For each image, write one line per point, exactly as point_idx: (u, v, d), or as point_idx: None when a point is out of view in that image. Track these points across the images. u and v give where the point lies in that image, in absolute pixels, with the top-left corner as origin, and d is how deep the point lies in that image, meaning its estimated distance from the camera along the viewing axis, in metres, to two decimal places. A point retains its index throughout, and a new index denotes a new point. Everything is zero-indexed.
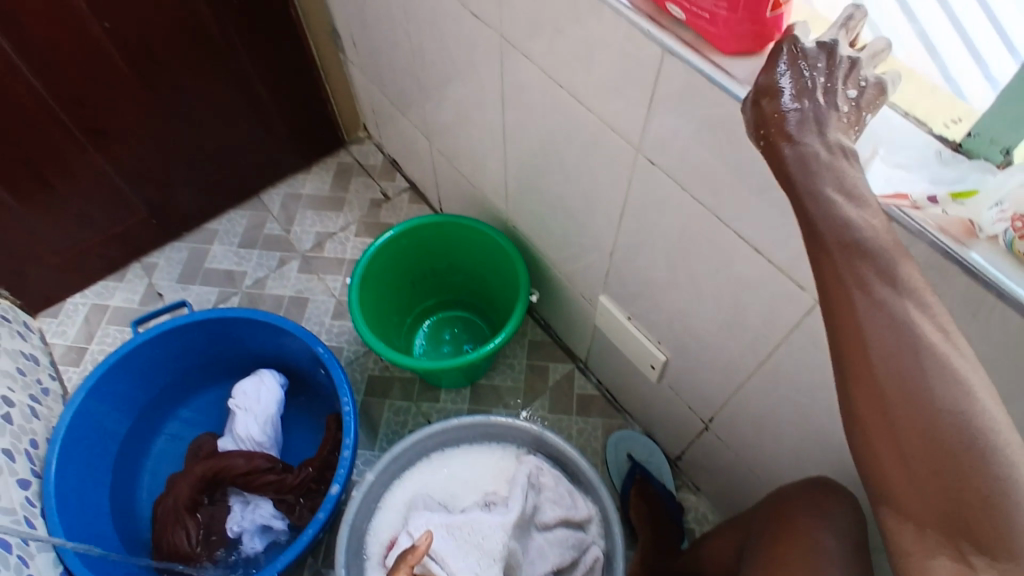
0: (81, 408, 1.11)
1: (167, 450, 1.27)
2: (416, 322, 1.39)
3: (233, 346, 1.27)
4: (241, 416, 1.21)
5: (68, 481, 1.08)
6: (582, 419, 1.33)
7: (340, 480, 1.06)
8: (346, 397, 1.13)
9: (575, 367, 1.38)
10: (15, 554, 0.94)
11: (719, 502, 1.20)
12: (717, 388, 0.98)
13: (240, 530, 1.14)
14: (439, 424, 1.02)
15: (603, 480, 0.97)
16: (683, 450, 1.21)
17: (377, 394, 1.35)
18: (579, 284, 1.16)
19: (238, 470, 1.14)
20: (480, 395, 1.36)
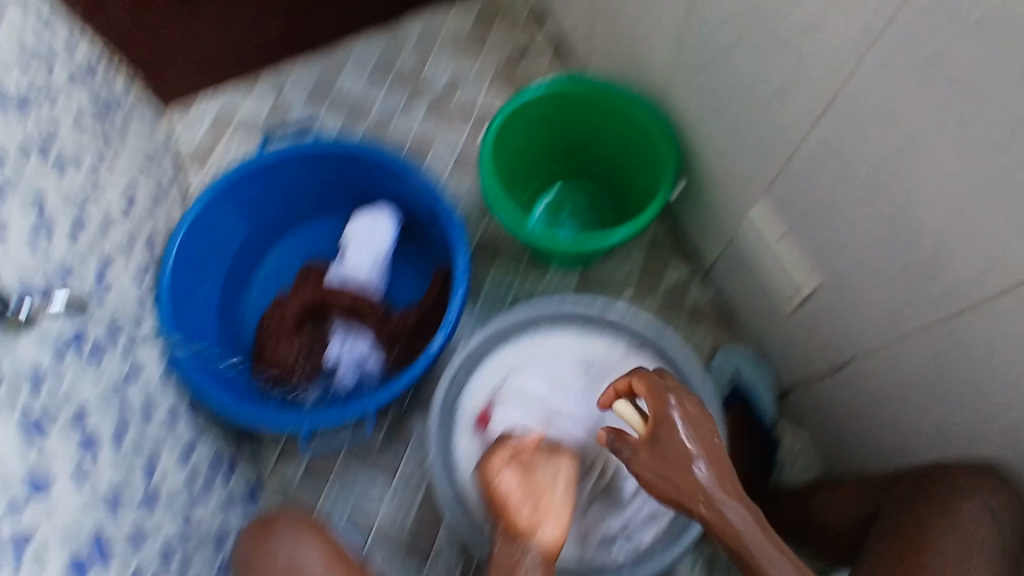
0: (203, 213, 1.12)
1: (276, 269, 1.28)
2: (540, 191, 1.31)
3: (352, 180, 1.24)
4: (352, 251, 1.19)
5: (183, 279, 1.11)
6: (690, 329, 1.25)
7: (443, 332, 1.05)
8: (460, 255, 1.09)
9: (695, 274, 1.29)
10: (122, 344, 0.95)
11: (820, 445, 1.13)
12: (873, 332, 0.88)
13: (336, 360, 1.14)
14: (553, 301, 1.00)
15: (712, 397, 0.93)
16: (797, 384, 1.13)
17: (484, 257, 1.31)
18: (732, 187, 1.04)
19: (342, 303, 1.16)
20: (588, 281, 1.30)
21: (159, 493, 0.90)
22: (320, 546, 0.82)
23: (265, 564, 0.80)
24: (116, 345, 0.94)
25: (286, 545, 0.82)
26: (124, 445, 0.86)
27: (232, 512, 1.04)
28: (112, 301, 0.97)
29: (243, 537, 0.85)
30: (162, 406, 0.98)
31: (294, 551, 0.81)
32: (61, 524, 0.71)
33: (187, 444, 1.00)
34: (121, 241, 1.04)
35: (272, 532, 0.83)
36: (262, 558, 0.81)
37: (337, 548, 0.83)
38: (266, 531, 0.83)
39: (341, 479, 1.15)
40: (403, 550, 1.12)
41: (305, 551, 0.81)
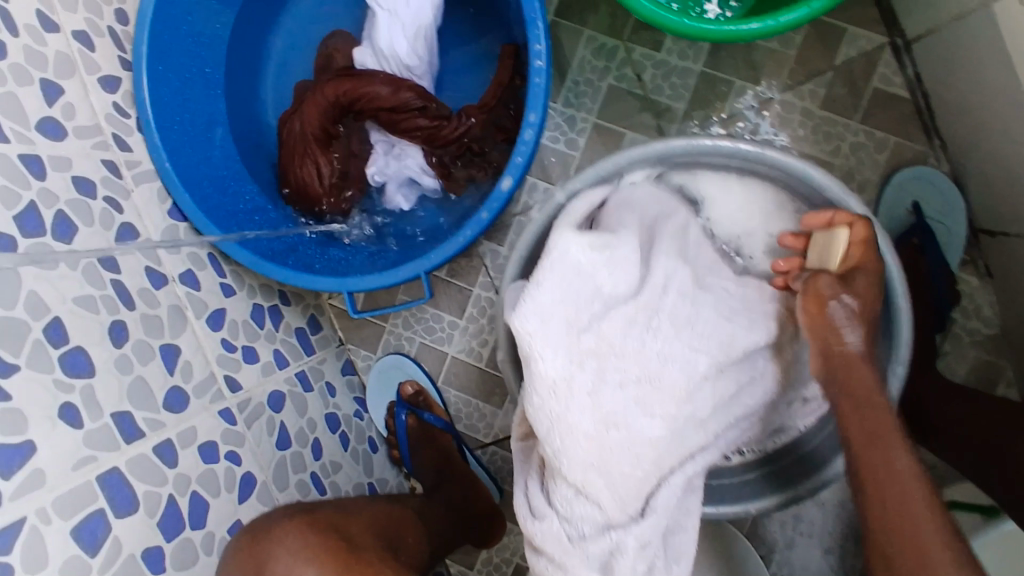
0: None
1: (291, 47, 0.96)
2: None
3: None
4: (385, 22, 0.84)
5: (171, 82, 0.83)
6: (865, 131, 0.88)
7: (515, 172, 0.75)
8: (539, 44, 0.73)
9: (887, 45, 0.87)
10: (101, 199, 0.72)
11: (1015, 306, 0.85)
12: None
13: (383, 181, 0.91)
14: (682, 142, 0.65)
15: (906, 292, 0.64)
16: (1009, 232, 0.81)
17: (572, 19, 0.92)
18: None
19: (379, 104, 0.85)
20: (723, 55, 0.90)
21: (190, 367, 0.74)
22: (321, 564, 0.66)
23: None
24: (93, 204, 0.71)
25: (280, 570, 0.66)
26: (127, 342, 0.68)
27: (290, 357, 0.92)
28: (76, 137, 0.72)
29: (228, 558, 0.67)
30: (176, 266, 0.78)
31: None
32: (60, 484, 0.57)
33: (220, 303, 0.83)
34: (75, 38, 0.75)
35: (261, 568, 0.66)
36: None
37: (335, 564, 0.67)
38: (253, 566, 0.66)
39: (404, 315, 1.03)
40: (478, 391, 1.02)
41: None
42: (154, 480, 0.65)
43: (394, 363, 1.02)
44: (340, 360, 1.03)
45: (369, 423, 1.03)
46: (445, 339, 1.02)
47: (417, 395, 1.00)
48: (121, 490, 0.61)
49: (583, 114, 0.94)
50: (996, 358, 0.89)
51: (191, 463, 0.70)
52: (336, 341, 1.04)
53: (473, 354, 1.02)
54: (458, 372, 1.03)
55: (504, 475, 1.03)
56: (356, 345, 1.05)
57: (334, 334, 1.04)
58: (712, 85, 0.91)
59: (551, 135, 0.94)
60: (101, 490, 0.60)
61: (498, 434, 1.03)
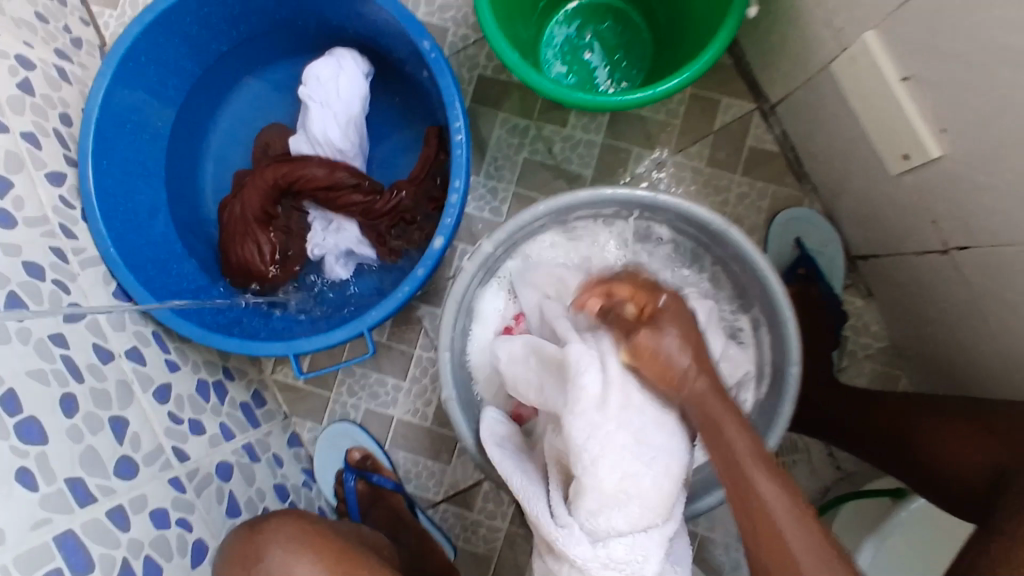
0: (118, 84, 0.86)
1: (228, 142, 1.03)
2: (550, 12, 1.00)
3: (308, 14, 0.93)
4: (317, 112, 0.93)
5: (115, 174, 0.88)
6: (747, 182, 1.02)
7: (445, 232, 0.83)
8: (458, 122, 0.84)
9: (755, 111, 1.01)
10: (49, 281, 0.75)
11: (895, 320, 0.97)
12: (1006, 225, 0.66)
13: (322, 255, 0.96)
14: (586, 192, 0.75)
15: (791, 306, 0.74)
16: (876, 255, 0.94)
17: (487, 103, 1.04)
18: (834, 5, 0.74)
19: (316, 184, 0.92)
20: (620, 126, 1.03)
21: (138, 438, 0.76)
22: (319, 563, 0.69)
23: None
24: (42, 286, 0.74)
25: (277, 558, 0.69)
26: (77, 413, 0.70)
27: (237, 430, 0.93)
28: (26, 226, 0.76)
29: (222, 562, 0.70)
30: (122, 344, 0.81)
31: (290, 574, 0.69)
32: (20, 544, 0.58)
33: (165, 377, 0.85)
34: (22, 138, 0.80)
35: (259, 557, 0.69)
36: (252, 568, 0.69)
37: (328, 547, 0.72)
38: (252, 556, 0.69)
39: (349, 383, 1.06)
40: (426, 450, 1.05)
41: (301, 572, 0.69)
42: (108, 543, 0.66)
43: (340, 431, 1.05)
44: (286, 433, 1.04)
45: (318, 494, 1.04)
46: (390, 403, 1.06)
47: (364, 460, 1.03)
48: (77, 553, 0.62)
49: (504, 184, 1.04)
50: (889, 368, 1.00)
51: (143, 528, 0.70)
52: (281, 415, 1.05)
53: (419, 415, 1.06)
54: (406, 434, 1.06)
55: (458, 531, 1.05)
56: (301, 418, 1.07)
57: (278, 408, 1.06)
58: (614, 152, 1.03)
59: (477, 204, 1.04)
60: (59, 552, 0.61)
61: (449, 490, 1.05)
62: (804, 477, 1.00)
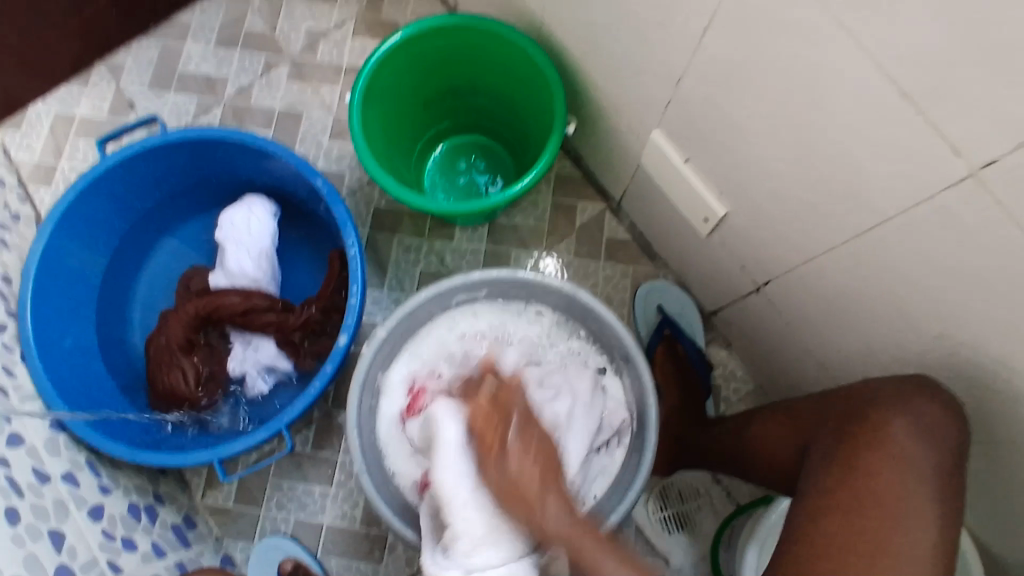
0: (53, 243, 0.99)
1: (155, 287, 1.15)
2: (427, 150, 1.22)
3: (221, 172, 1.11)
4: (232, 250, 1.08)
5: (50, 320, 0.99)
6: (611, 266, 1.20)
7: (348, 331, 0.96)
8: (350, 239, 1.00)
9: (606, 209, 1.23)
10: None
11: (753, 362, 1.12)
12: (782, 256, 0.85)
13: (243, 372, 1.07)
14: (460, 277, 0.91)
15: (639, 348, 0.88)
16: (720, 308, 1.11)
17: (384, 229, 1.21)
18: (628, 116, 0.98)
19: (233, 309, 1.04)
20: (499, 234, 1.22)
21: (75, 548, 0.81)
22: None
23: None
24: None
25: None
26: (20, 522, 0.76)
27: (169, 548, 0.97)
28: None
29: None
30: (58, 468, 0.88)
31: None
32: None
33: (98, 498, 0.91)
34: None
35: None
36: None
37: None
38: None
39: (277, 497, 1.11)
40: (357, 552, 1.09)
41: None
42: None
43: (272, 544, 1.08)
44: (218, 554, 1.07)
45: None
46: (319, 510, 1.11)
47: (296, 568, 1.05)
48: None
49: (405, 294, 1.19)
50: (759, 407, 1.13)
51: None
52: (212, 538, 1.09)
53: (347, 518, 1.11)
54: (336, 538, 1.10)
55: None
56: (232, 538, 1.10)
57: (209, 531, 1.09)
58: (496, 256, 1.21)
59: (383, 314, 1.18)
60: None
61: None
62: (709, 519, 1.09)
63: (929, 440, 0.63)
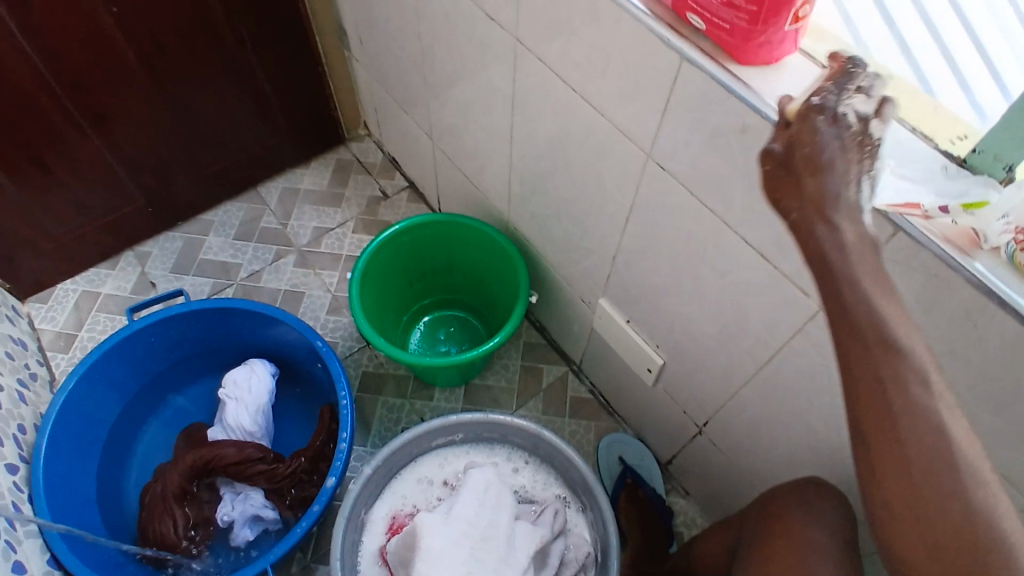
0: (74, 396, 1.10)
1: (155, 444, 1.25)
2: (412, 321, 1.41)
3: (230, 338, 1.27)
4: (233, 406, 1.19)
5: (59, 467, 1.07)
6: (575, 421, 1.34)
7: (336, 472, 1.06)
8: (343, 391, 1.13)
9: (568, 371, 1.39)
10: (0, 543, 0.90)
11: (709, 507, 1.21)
12: (713, 395, 1.00)
13: (230, 520, 1.13)
14: (440, 420, 1.03)
15: (599, 483, 0.98)
16: (674, 455, 1.23)
17: (370, 390, 1.35)
18: (579, 288, 1.19)
19: (228, 459, 1.13)
20: (474, 393, 1.36)
21: None
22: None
23: None
24: None
25: None
26: None
27: None
28: None
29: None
30: None
31: None
32: None
33: None
34: None
35: None
36: None
37: None
38: None
39: None
40: None
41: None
42: None
43: None
44: None
45: None
46: None
47: None
48: None
49: None
50: None
51: None
52: None
53: None
54: None
55: None
56: None
57: None
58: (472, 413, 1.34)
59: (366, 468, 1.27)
60: None
61: None
62: None
63: (825, 526, 0.74)
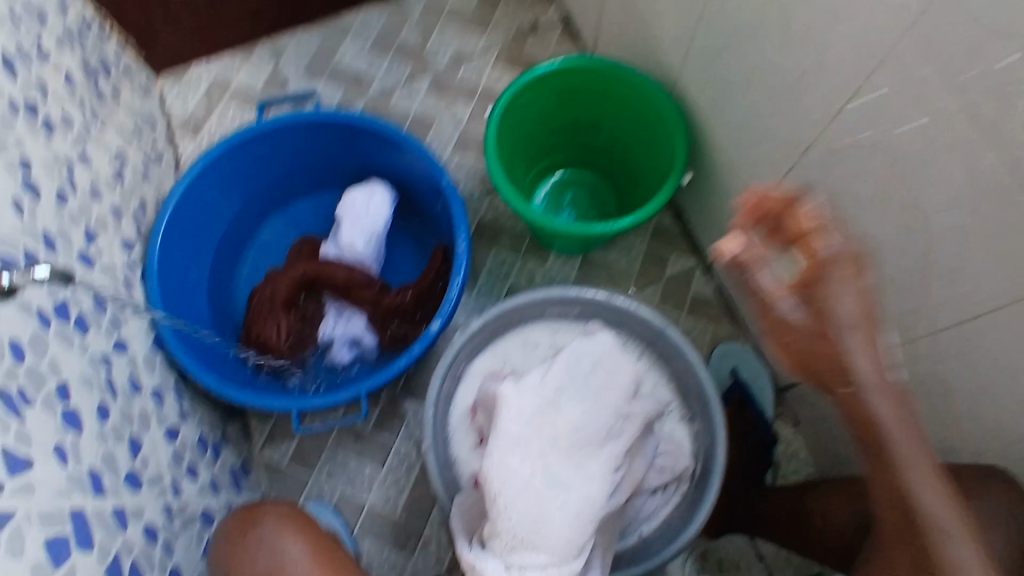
0: (195, 185, 1.09)
1: (267, 249, 1.25)
2: (540, 175, 1.29)
3: (352, 156, 1.21)
4: (347, 226, 1.16)
5: (175, 252, 1.08)
6: (691, 321, 1.23)
7: (442, 317, 1.01)
8: (461, 236, 1.06)
9: (697, 266, 1.26)
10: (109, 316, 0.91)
11: (818, 444, 1.11)
12: (879, 331, 0.87)
13: (331, 338, 1.13)
14: (558, 290, 0.96)
15: (718, 396, 0.91)
16: (796, 382, 1.12)
17: (483, 240, 1.28)
18: (741, 180, 1.03)
19: (337, 280, 1.11)
20: (589, 267, 1.27)
21: (147, 460, 0.87)
22: (307, 540, 0.75)
23: (248, 550, 0.74)
24: (103, 317, 0.90)
25: (272, 531, 0.76)
26: (109, 421, 0.82)
27: (222, 487, 1.02)
28: (100, 272, 0.94)
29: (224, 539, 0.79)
30: (150, 383, 0.95)
31: (281, 548, 0.74)
32: (45, 501, 0.67)
33: (175, 421, 0.97)
34: (110, 210, 1.00)
35: (254, 526, 0.76)
36: (248, 541, 0.75)
37: (317, 536, 0.77)
38: (245, 525, 0.77)
39: (329, 466, 1.15)
40: (392, 539, 1.11)
41: (290, 545, 0.74)
42: (109, 534, 0.74)
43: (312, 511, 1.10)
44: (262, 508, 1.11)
45: None
46: (365, 488, 1.14)
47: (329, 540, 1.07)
48: (84, 528, 0.71)
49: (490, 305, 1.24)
50: None
51: (136, 534, 0.79)
52: (260, 491, 1.13)
53: (389, 503, 1.13)
54: (374, 520, 1.12)
55: None
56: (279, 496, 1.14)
57: (260, 483, 1.14)
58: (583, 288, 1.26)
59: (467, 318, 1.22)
60: (71, 522, 0.69)
61: None
62: None
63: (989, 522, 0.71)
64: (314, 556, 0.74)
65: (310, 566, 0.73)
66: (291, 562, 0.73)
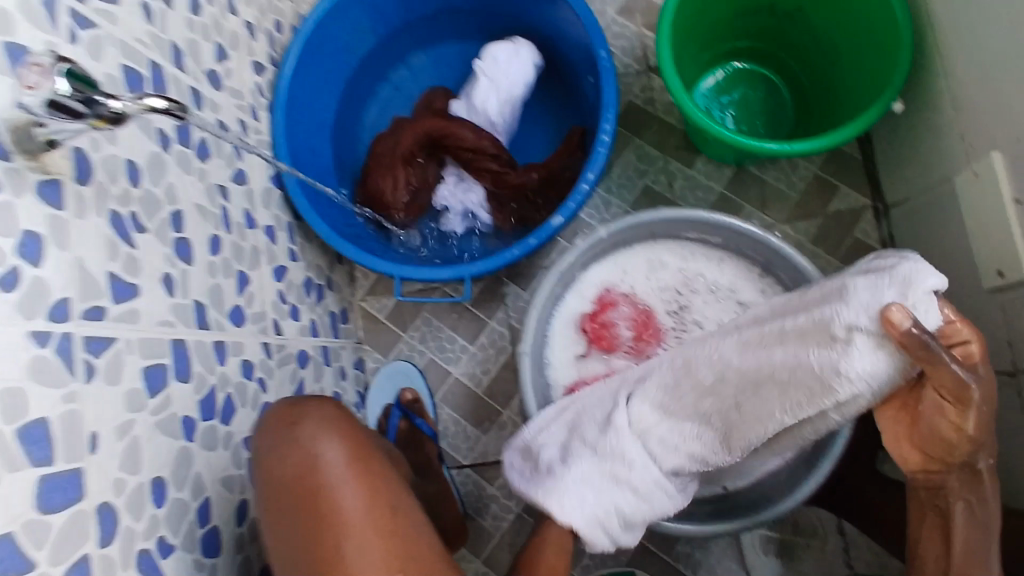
0: (333, 11, 1.01)
1: (397, 92, 1.16)
2: (712, 63, 1.10)
3: (504, 3, 1.06)
4: (483, 84, 1.04)
5: (304, 82, 1.02)
6: (843, 269, 1.06)
7: (565, 213, 0.91)
8: (607, 124, 0.93)
9: (870, 207, 1.07)
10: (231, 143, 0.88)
11: None
12: None
13: (446, 206, 1.07)
14: (704, 213, 0.84)
15: None
16: None
17: (628, 127, 1.13)
18: (970, 121, 0.82)
19: (463, 144, 1.02)
20: (740, 182, 1.10)
21: (253, 297, 0.87)
22: (346, 445, 0.69)
23: (284, 446, 0.68)
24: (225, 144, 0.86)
25: (312, 430, 0.69)
26: (218, 254, 0.81)
27: (321, 330, 1.03)
28: (227, 94, 0.89)
29: (261, 426, 0.71)
30: (264, 219, 0.93)
31: (316, 448, 0.68)
32: (146, 329, 0.68)
33: (285, 261, 0.96)
34: (245, 26, 0.93)
35: (296, 421, 0.70)
36: (286, 436, 0.69)
37: (361, 444, 0.70)
38: (289, 419, 0.70)
39: (423, 330, 1.15)
40: (469, 414, 1.12)
41: (328, 448, 0.68)
42: (207, 366, 0.76)
43: (401, 370, 1.12)
44: (355, 355, 1.13)
45: (363, 417, 1.11)
46: (453, 360, 1.13)
47: (413, 402, 1.09)
48: (183, 359, 0.72)
49: (620, 202, 1.12)
50: None
51: (233, 369, 0.80)
52: (355, 338, 1.15)
53: (474, 380, 1.13)
54: (456, 393, 1.13)
55: (471, 499, 1.10)
56: (371, 347, 1.16)
57: (356, 331, 1.15)
58: (727, 204, 1.10)
59: (590, 211, 1.12)
60: (171, 353, 0.71)
61: (477, 458, 1.11)
62: (812, 565, 1.02)
63: None
64: (352, 464, 0.67)
65: (345, 476, 0.66)
66: (325, 465, 0.67)
